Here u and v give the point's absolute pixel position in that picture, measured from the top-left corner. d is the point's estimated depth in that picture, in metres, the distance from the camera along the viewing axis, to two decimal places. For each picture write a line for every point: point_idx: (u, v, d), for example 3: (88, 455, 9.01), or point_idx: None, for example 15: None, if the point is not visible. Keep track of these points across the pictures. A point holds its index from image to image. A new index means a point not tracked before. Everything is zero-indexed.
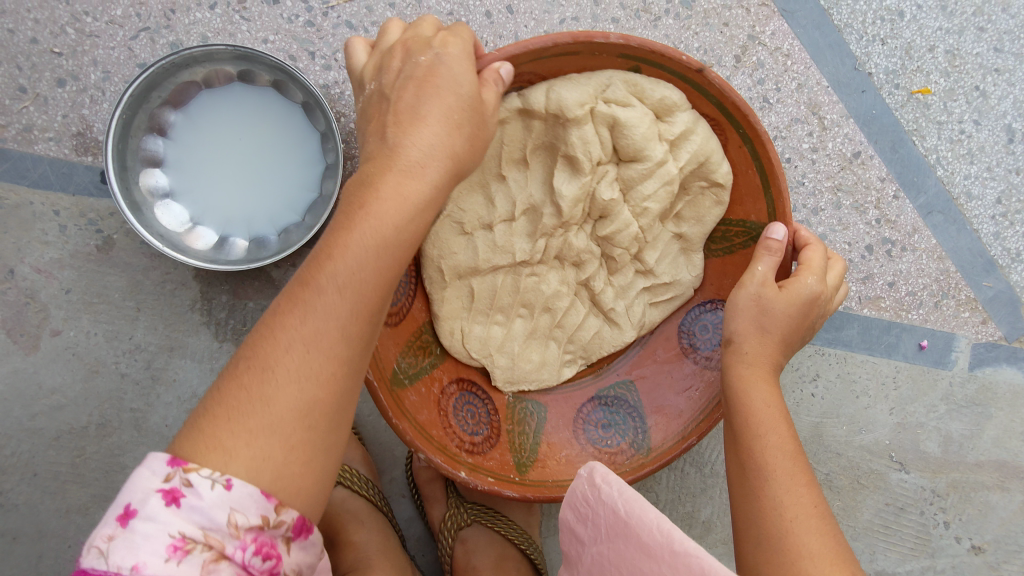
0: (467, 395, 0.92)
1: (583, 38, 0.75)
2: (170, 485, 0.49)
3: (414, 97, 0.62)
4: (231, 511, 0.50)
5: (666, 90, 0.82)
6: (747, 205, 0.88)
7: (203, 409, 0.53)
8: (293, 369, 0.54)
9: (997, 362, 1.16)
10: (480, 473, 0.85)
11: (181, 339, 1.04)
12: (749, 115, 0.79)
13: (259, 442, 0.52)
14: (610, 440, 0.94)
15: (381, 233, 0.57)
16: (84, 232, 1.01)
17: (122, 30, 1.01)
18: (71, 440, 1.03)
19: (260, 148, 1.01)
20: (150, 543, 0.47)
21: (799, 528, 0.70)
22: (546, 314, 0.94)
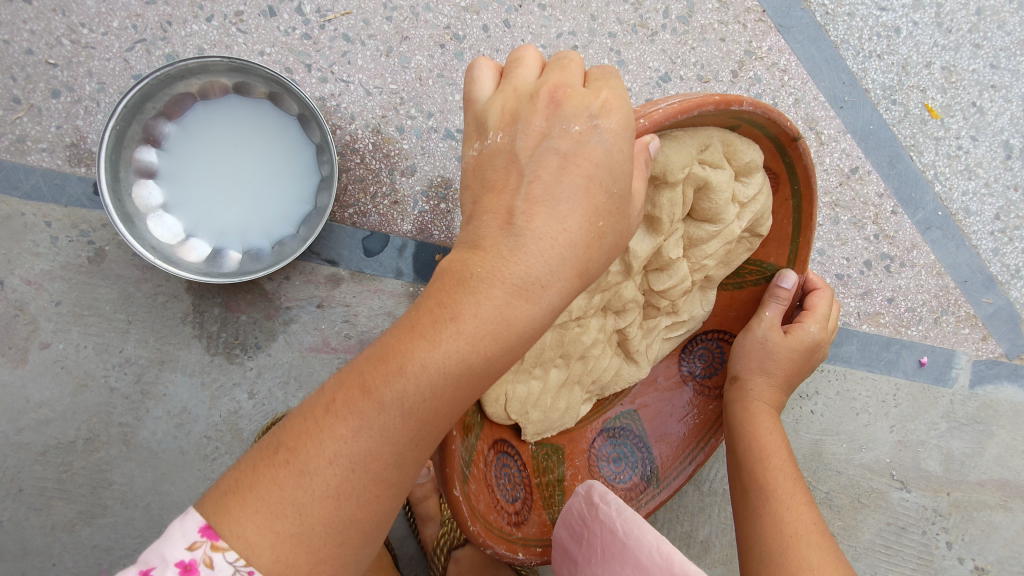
0: (504, 457, 0.85)
1: (723, 105, 0.69)
2: (191, 559, 0.50)
3: (555, 180, 0.53)
4: None
5: (755, 153, 0.79)
6: (772, 249, 0.90)
7: (235, 484, 0.52)
8: (333, 486, 0.51)
9: (998, 379, 1.15)
10: (530, 546, 0.83)
11: (172, 352, 1.02)
12: (814, 178, 0.80)
13: (284, 551, 0.50)
14: (623, 474, 0.95)
15: (467, 358, 0.51)
16: (76, 244, 1.00)
17: (118, 42, 1.00)
18: (59, 455, 1.01)
19: (255, 160, 1.00)
20: None
21: (803, 542, 0.68)
22: (579, 362, 0.89)
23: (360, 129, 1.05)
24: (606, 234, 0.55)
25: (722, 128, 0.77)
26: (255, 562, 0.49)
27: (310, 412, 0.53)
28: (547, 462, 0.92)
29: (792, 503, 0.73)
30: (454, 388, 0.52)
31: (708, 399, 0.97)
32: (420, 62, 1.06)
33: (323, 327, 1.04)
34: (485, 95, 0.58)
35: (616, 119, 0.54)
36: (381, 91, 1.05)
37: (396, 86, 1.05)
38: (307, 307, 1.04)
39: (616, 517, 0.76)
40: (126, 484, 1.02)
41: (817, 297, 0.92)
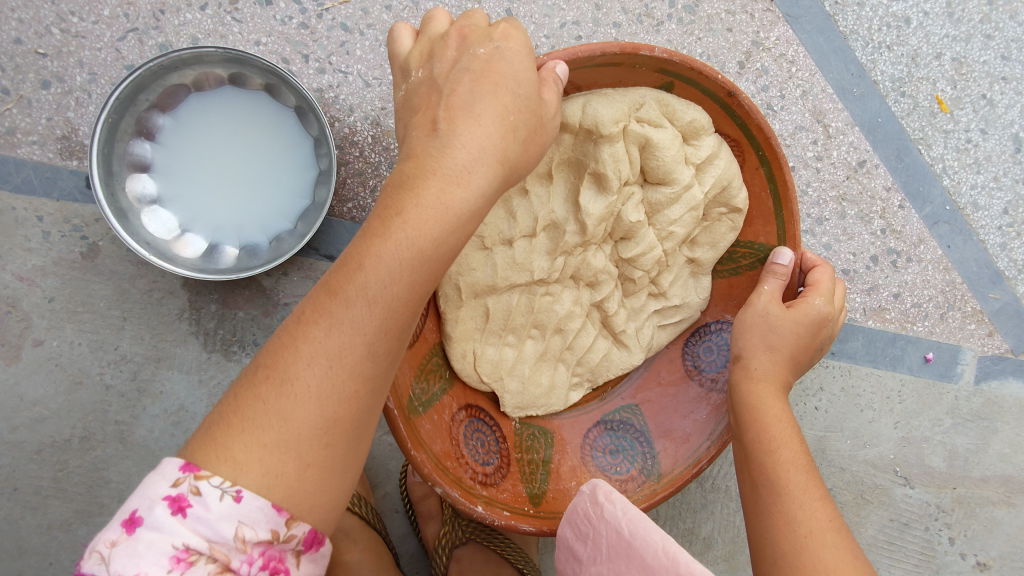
0: (476, 423, 0.88)
1: (630, 48, 0.74)
2: (178, 493, 0.49)
3: (469, 92, 0.58)
4: (239, 525, 0.49)
5: (697, 113, 0.82)
6: (759, 227, 0.89)
7: (220, 414, 0.52)
8: (314, 386, 0.52)
9: (1004, 375, 1.13)
10: (496, 507, 0.82)
11: (169, 349, 1.00)
12: (772, 138, 0.81)
13: (273, 458, 0.51)
14: (619, 467, 0.93)
15: (416, 243, 0.54)
16: (68, 239, 0.98)
17: (109, 31, 0.98)
18: (54, 453, 0.99)
19: (251, 153, 0.98)
20: (154, 552, 0.47)
21: (819, 542, 0.63)
22: (557, 336, 0.91)
23: (359, 121, 1.02)
24: (517, 127, 0.59)
25: (656, 89, 0.81)
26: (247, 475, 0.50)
27: (287, 329, 0.54)
28: (532, 442, 0.93)
29: (805, 500, 0.67)
30: (411, 274, 0.55)
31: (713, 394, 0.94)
32: None
33: None
34: (405, 47, 0.63)
35: (514, 40, 0.61)
36: (381, 82, 1.02)
37: None
38: None
39: (622, 517, 0.75)
40: (122, 483, 1.00)
41: (818, 272, 0.87)
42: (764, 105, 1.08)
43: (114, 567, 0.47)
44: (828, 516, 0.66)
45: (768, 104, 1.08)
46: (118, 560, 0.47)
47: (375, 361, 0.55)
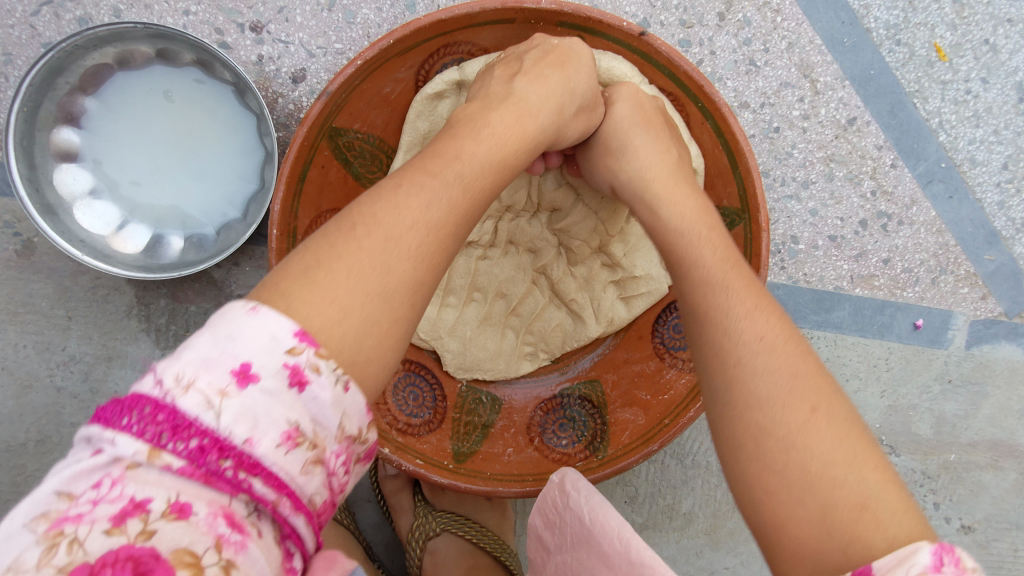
0: (413, 379, 0.94)
1: (511, 4, 0.79)
2: (296, 364, 0.40)
3: (540, 61, 0.74)
4: (342, 416, 0.41)
5: (615, 65, 0.87)
6: (719, 188, 0.89)
7: (311, 261, 0.46)
8: (415, 246, 0.50)
9: (996, 339, 1.09)
10: (410, 454, 0.85)
11: (120, 348, 0.95)
12: (703, 84, 0.81)
13: (371, 306, 0.46)
14: (565, 440, 0.94)
15: (492, 153, 0.62)
16: (1, 236, 0.92)
17: (21, 6, 0.89)
18: (10, 458, 0.96)
19: (187, 136, 0.91)
20: (268, 420, 0.38)
21: (862, 488, 0.46)
22: (500, 300, 0.98)
23: (305, 96, 0.94)
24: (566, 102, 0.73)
25: None
26: (314, 272, 0.45)
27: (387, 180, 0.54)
28: (474, 405, 0.97)
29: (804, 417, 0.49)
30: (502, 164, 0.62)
31: (675, 372, 0.91)
32: (367, 17, 0.94)
33: None
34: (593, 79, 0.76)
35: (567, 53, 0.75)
36: (326, 51, 0.93)
37: (341, 45, 0.94)
38: None
39: (585, 505, 0.72)
40: None
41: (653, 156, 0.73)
42: (747, 60, 0.99)
43: (224, 421, 0.36)
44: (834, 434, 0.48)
45: (750, 60, 1.00)
46: (229, 414, 0.37)
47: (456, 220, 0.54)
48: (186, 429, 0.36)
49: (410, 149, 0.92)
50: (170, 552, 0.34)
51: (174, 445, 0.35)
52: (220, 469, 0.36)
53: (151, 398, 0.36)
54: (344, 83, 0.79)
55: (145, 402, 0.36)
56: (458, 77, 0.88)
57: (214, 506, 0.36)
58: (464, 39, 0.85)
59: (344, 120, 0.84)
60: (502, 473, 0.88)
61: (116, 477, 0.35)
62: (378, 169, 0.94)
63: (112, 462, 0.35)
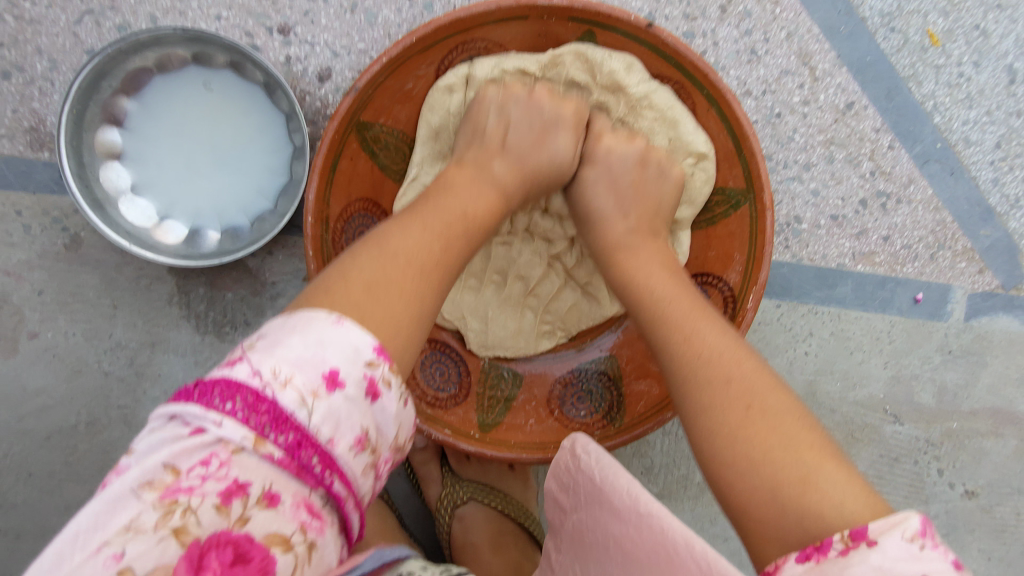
0: (439, 357, 1.01)
1: (525, 2, 0.84)
2: (370, 376, 0.52)
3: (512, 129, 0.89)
4: (393, 425, 0.55)
5: (623, 59, 0.92)
6: (726, 171, 0.94)
7: (348, 284, 0.57)
8: (420, 267, 0.63)
9: (993, 311, 1.14)
10: (438, 425, 0.92)
11: (163, 334, 1.02)
12: (707, 72, 0.86)
13: (400, 313, 0.58)
14: (583, 411, 0.99)
15: (472, 207, 0.76)
16: (50, 232, 0.98)
17: (65, 15, 0.95)
18: (63, 439, 1.03)
19: (222, 134, 0.97)
20: (349, 424, 0.50)
21: (804, 467, 0.57)
22: (519, 282, 1.04)
23: (331, 93, 1.00)
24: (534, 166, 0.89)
25: (580, 41, 0.92)
26: (373, 288, 0.58)
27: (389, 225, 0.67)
28: (497, 380, 1.02)
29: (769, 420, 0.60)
30: (481, 214, 0.77)
31: None
32: (388, 17, 0.99)
33: None
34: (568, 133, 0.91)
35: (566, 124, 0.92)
36: (350, 51, 0.99)
37: (364, 45, 0.99)
38: (293, 281, 1.02)
39: (595, 465, 0.78)
40: None
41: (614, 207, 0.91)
42: (748, 50, 1.05)
43: (314, 420, 0.48)
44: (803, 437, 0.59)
45: (751, 49, 1.05)
46: (318, 415, 0.48)
47: (453, 253, 0.68)
48: (284, 423, 0.47)
49: (428, 141, 0.98)
50: (263, 534, 0.45)
51: (275, 436, 0.46)
52: (309, 464, 0.48)
53: (254, 390, 0.47)
54: (371, 79, 0.85)
55: (250, 394, 0.47)
56: (468, 73, 0.94)
57: (297, 495, 0.47)
58: (480, 37, 0.91)
59: (370, 115, 0.90)
60: (524, 442, 0.94)
61: (224, 458, 0.46)
62: (401, 160, 0.99)
63: (218, 442, 0.46)
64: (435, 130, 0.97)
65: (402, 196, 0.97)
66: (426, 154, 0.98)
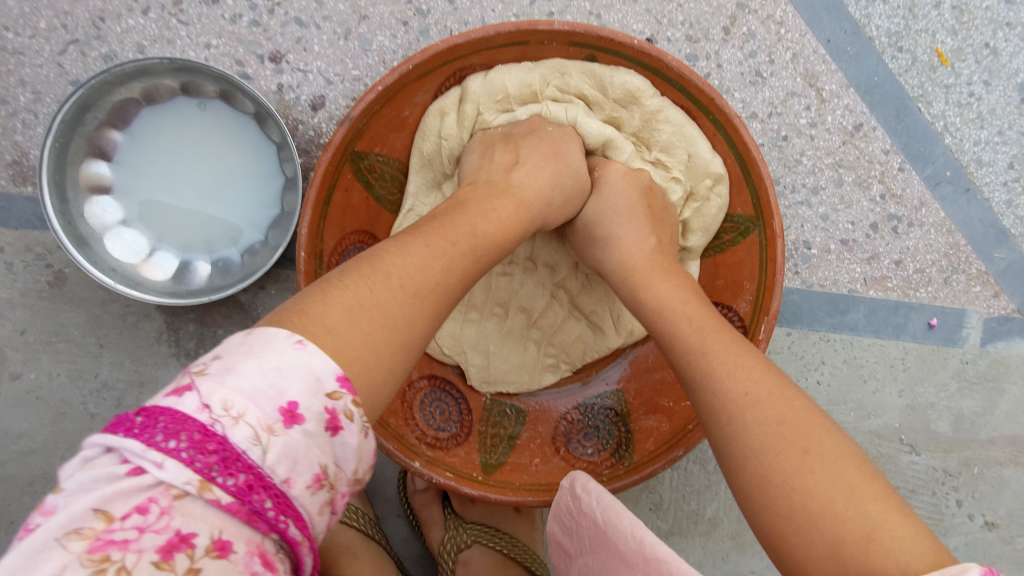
0: (440, 394, 0.97)
1: (525, 26, 0.82)
2: (332, 409, 0.42)
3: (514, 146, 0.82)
4: (357, 461, 0.44)
5: (631, 78, 0.88)
6: (734, 198, 0.90)
7: (309, 298, 0.47)
8: (405, 283, 0.52)
9: (1010, 335, 1.10)
10: (439, 468, 0.87)
11: (150, 373, 0.97)
12: (713, 97, 0.83)
13: (362, 329, 0.47)
14: (589, 448, 0.95)
15: (484, 224, 0.65)
16: (33, 268, 0.94)
17: (49, 45, 0.92)
18: (46, 484, 0.98)
19: (211, 165, 0.94)
20: (307, 461, 0.40)
21: (862, 521, 0.48)
22: (521, 315, 1.00)
23: (324, 122, 0.96)
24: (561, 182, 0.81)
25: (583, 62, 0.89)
26: (357, 313, 0.47)
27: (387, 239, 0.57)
28: (499, 417, 0.98)
29: (817, 458, 0.52)
30: (493, 228, 0.66)
31: None
32: (383, 43, 0.96)
33: None
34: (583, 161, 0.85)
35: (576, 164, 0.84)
36: (343, 78, 0.96)
37: (358, 72, 0.96)
38: None
39: (598, 508, 0.73)
40: None
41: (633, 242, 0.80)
42: (753, 72, 1.02)
43: (269, 459, 0.38)
44: (860, 473, 0.51)
45: (756, 71, 1.02)
46: (274, 454, 0.38)
47: (448, 260, 0.57)
48: (235, 463, 0.37)
49: (420, 169, 0.94)
50: None
51: (224, 480, 0.36)
52: (262, 508, 0.38)
53: (203, 426, 0.36)
54: (367, 107, 0.82)
55: (197, 431, 0.36)
56: (463, 93, 0.89)
57: (251, 544, 0.37)
58: (479, 61, 0.87)
59: (365, 144, 0.87)
60: (530, 484, 0.90)
61: (164, 507, 0.35)
62: (398, 190, 0.96)
63: (157, 486, 0.35)
64: (427, 157, 0.93)
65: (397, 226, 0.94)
66: (419, 183, 0.95)
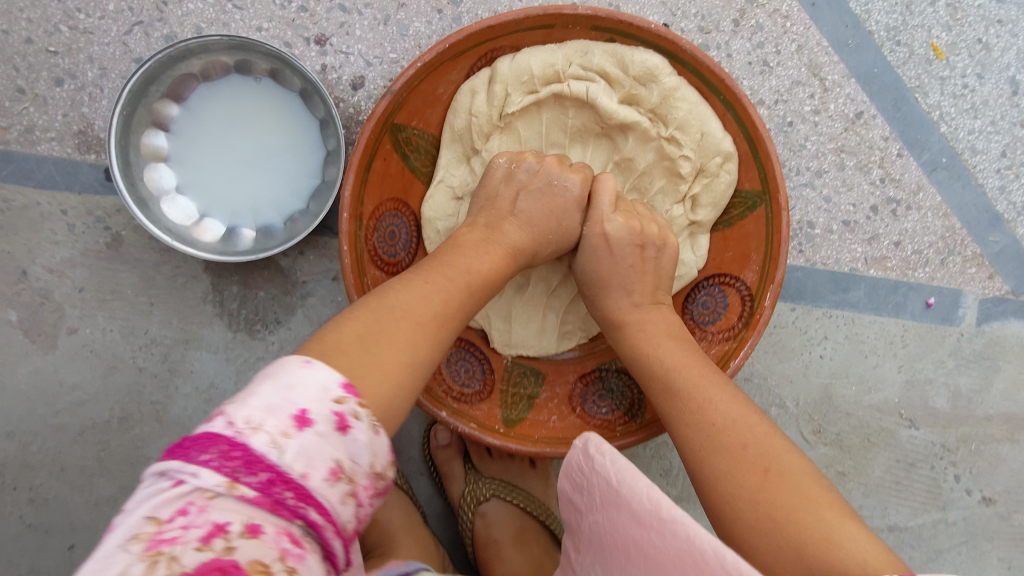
0: (464, 354, 1.02)
1: (552, 11, 0.90)
2: (342, 411, 0.49)
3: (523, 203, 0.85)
4: (371, 454, 0.50)
5: (649, 57, 0.93)
6: (741, 174, 0.98)
7: (331, 330, 0.59)
8: (410, 316, 0.63)
9: (1005, 316, 1.16)
10: (465, 419, 0.95)
11: (196, 331, 1.05)
12: (723, 78, 0.91)
13: (370, 352, 0.57)
14: (604, 408, 1.01)
15: (492, 264, 0.77)
16: (93, 230, 1.02)
17: (116, 26, 1.01)
18: (95, 434, 1.05)
19: (259, 137, 1.01)
20: (320, 456, 0.46)
21: (823, 526, 0.57)
22: (541, 283, 1.06)
23: (364, 101, 1.05)
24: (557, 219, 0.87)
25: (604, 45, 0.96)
26: (369, 343, 0.58)
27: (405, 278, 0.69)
28: (520, 378, 1.04)
29: (785, 477, 0.62)
30: (488, 263, 0.77)
31: (704, 343, 0.99)
32: (419, 29, 1.05)
33: (341, 299, 1.06)
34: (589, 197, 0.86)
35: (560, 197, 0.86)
36: (382, 61, 1.04)
37: (396, 55, 1.05)
38: (323, 280, 1.06)
39: (610, 467, 0.73)
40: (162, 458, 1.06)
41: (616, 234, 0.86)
42: (760, 62, 1.10)
43: (286, 458, 0.44)
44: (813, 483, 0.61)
45: (764, 61, 1.10)
46: (290, 453, 0.45)
47: (449, 292, 0.69)
48: (257, 464, 0.43)
49: (450, 143, 1.01)
50: (248, 562, 0.40)
51: (248, 477, 0.43)
52: (283, 499, 0.44)
53: (228, 439, 0.43)
54: (407, 82, 0.90)
55: (224, 443, 0.43)
56: (491, 74, 0.96)
57: (279, 529, 0.43)
58: (508, 44, 0.95)
59: (404, 117, 0.95)
60: (548, 437, 0.97)
61: (202, 505, 0.41)
62: (430, 163, 1.03)
63: (194, 492, 0.42)
64: (457, 132, 1.00)
65: (429, 197, 1.02)
66: (448, 156, 1.02)
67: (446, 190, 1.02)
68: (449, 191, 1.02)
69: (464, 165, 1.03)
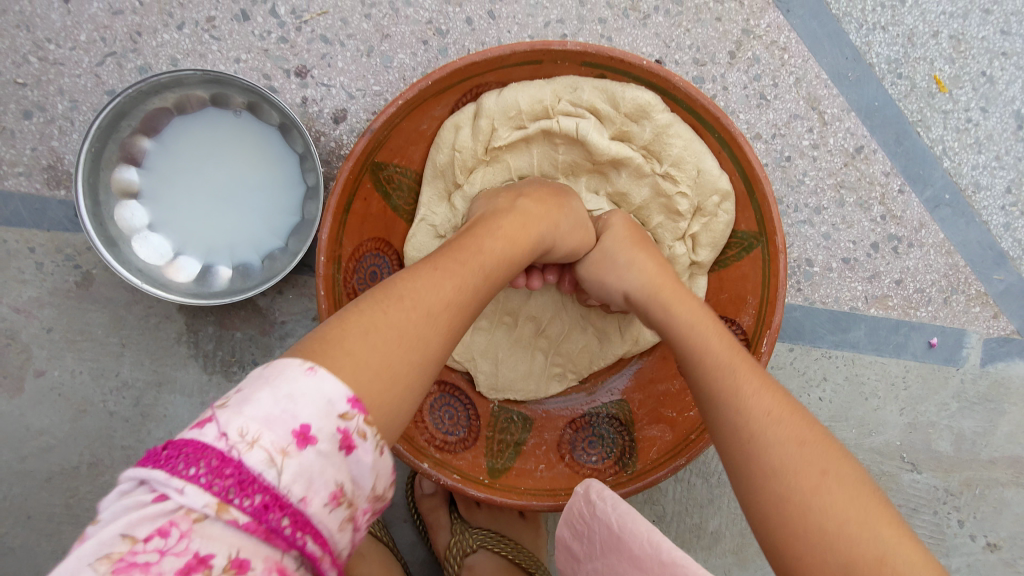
0: (448, 399, 0.99)
1: (539, 47, 0.86)
2: (346, 429, 0.44)
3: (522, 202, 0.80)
4: (376, 477, 0.46)
5: (642, 94, 0.89)
6: (736, 214, 0.93)
7: (329, 324, 0.50)
8: (421, 304, 0.55)
9: (1010, 357, 1.12)
10: (447, 471, 0.90)
11: (169, 373, 1.01)
12: (719, 116, 0.86)
13: (370, 346, 0.49)
14: (594, 456, 0.97)
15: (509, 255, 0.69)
16: (62, 269, 0.98)
17: (87, 57, 0.97)
18: (63, 481, 1.01)
19: (236, 173, 0.97)
20: (323, 482, 0.42)
21: (876, 544, 0.50)
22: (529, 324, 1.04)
23: (346, 134, 1.01)
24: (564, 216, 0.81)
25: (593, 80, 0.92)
26: (373, 335, 0.50)
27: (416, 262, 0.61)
28: (506, 424, 1.00)
29: (828, 479, 0.54)
30: (510, 255, 0.69)
31: None
32: (403, 61, 1.01)
33: None
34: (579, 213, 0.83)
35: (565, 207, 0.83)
36: (365, 93, 1.01)
37: (379, 87, 1.01)
38: (302, 320, 1.01)
39: (612, 512, 0.73)
40: None
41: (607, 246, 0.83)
42: (757, 95, 1.06)
43: (284, 480, 0.40)
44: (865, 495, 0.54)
45: (761, 94, 1.06)
46: (288, 474, 0.40)
47: (469, 281, 0.60)
48: (251, 485, 0.39)
49: (431, 180, 0.98)
50: None
51: (241, 500, 0.38)
52: (279, 527, 0.39)
53: (219, 453, 0.38)
54: (387, 120, 0.85)
55: (215, 457, 0.38)
56: (476, 110, 0.92)
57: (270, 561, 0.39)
58: (493, 79, 0.91)
59: (384, 155, 0.91)
60: (533, 488, 0.92)
61: (185, 529, 0.37)
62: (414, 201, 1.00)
63: (177, 511, 0.37)
64: (440, 169, 0.96)
65: (412, 236, 0.98)
66: (430, 194, 0.98)
67: (428, 228, 0.98)
68: (431, 230, 0.98)
69: (445, 203, 0.99)
